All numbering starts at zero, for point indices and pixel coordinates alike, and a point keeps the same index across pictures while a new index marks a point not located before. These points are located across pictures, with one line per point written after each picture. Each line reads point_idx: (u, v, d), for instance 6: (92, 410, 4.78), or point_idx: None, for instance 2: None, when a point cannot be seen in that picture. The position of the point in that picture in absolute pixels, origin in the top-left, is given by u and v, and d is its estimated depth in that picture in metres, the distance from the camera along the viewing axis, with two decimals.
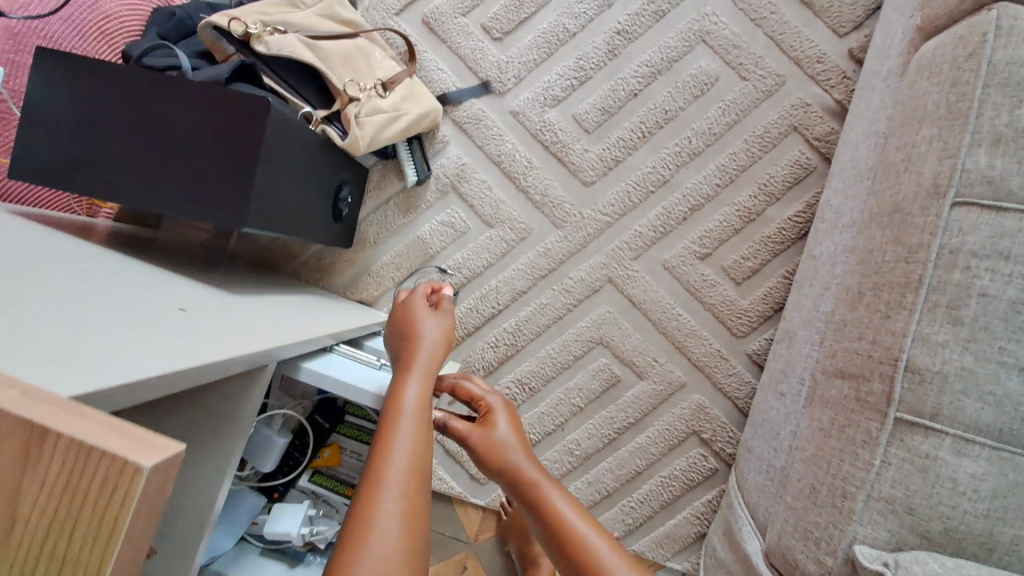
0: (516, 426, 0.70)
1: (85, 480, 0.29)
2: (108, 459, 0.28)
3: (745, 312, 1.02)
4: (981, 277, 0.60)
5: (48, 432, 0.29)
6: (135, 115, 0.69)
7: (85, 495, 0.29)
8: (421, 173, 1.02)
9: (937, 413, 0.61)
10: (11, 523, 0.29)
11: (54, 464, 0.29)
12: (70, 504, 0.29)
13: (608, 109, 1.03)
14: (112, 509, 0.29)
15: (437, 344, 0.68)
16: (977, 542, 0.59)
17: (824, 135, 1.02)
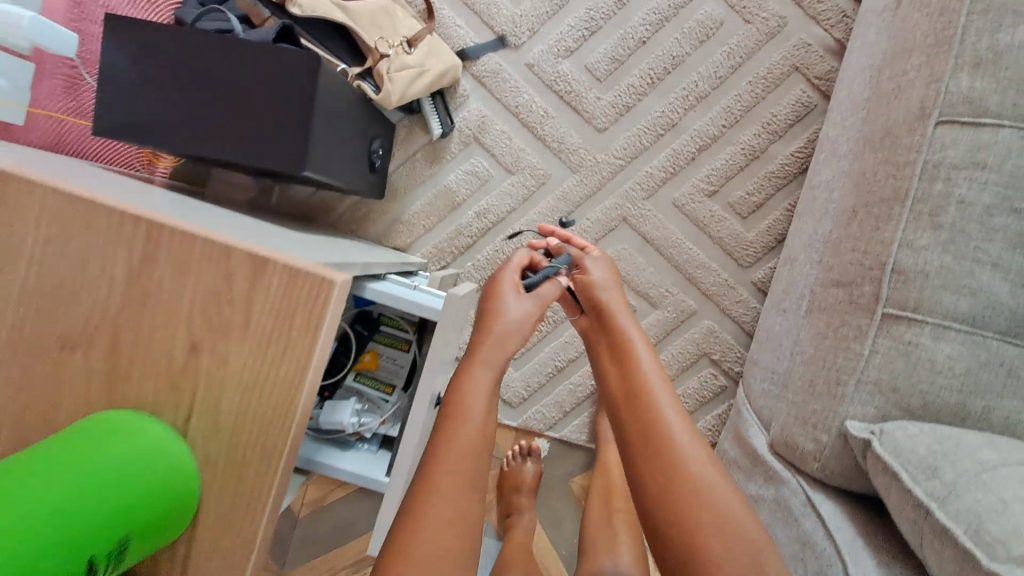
0: (614, 278, 0.80)
1: (292, 306, 0.40)
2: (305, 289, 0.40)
3: (751, 244, 1.11)
4: (960, 186, 0.68)
5: (268, 266, 0.40)
6: (199, 73, 0.73)
7: (294, 313, 0.40)
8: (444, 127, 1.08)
9: (917, 306, 0.70)
10: (244, 326, 0.41)
11: (277, 289, 0.40)
12: (273, 327, 0.40)
13: (618, 58, 1.09)
14: (311, 317, 0.40)
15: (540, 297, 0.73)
16: (951, 412, 0.69)
17: (824, 74, 1.08)
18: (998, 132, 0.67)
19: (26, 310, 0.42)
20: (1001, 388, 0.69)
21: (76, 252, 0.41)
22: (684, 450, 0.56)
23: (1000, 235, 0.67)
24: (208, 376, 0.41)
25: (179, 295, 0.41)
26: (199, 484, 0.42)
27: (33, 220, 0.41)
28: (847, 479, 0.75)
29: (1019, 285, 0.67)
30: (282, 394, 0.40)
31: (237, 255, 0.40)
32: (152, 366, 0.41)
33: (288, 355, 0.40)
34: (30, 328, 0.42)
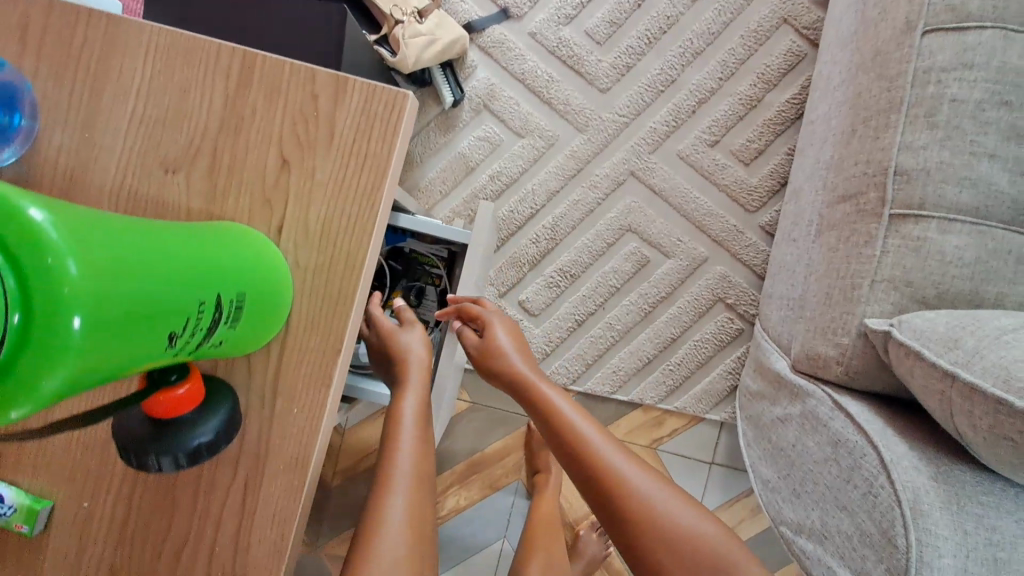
0: (520, 341, 0.78)
1: (371, 117, 0.45)
2: (381, 98, 0.44)
3: (756, 189, 1.15)
4: (950, 86, 0.73)
5: (347, 80, 0.44)
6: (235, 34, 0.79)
7: (374, 124, 0.45)
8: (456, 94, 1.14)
9: (923, 203, 0.73)
10: (330, 141, 0.45)
11: (355, 100, 0.44)
12: (357, 142, 0.45)
13: (616, 22, 1.15)
14: (390, 124, 0.44)
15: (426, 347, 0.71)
16: (966, 300, 0.72)
17: (812, 24, 1.14)
18: (981, 33, 0.72)
19: (137, 140, 0.44)
20: (1012, 275, 0.71)
21: (183, 85, 0.44)
22: (650, 498, 0.64)
23: (993, 128, 0.71)
24: (302, 189, 0.45)
25: (270, 114, 0.45)
26: (291, 280, 0.46)
27: (143, 55, 0.44)
28: (871, 380, 0.77)
29: (1017, 173, 0.71)
30: (363, 198, 0.45)
31: (320, 77, 0.44)
32: (247, 180, 0.45)
33: (368, 164, 0.45)
34: (137, 154, 0.45)
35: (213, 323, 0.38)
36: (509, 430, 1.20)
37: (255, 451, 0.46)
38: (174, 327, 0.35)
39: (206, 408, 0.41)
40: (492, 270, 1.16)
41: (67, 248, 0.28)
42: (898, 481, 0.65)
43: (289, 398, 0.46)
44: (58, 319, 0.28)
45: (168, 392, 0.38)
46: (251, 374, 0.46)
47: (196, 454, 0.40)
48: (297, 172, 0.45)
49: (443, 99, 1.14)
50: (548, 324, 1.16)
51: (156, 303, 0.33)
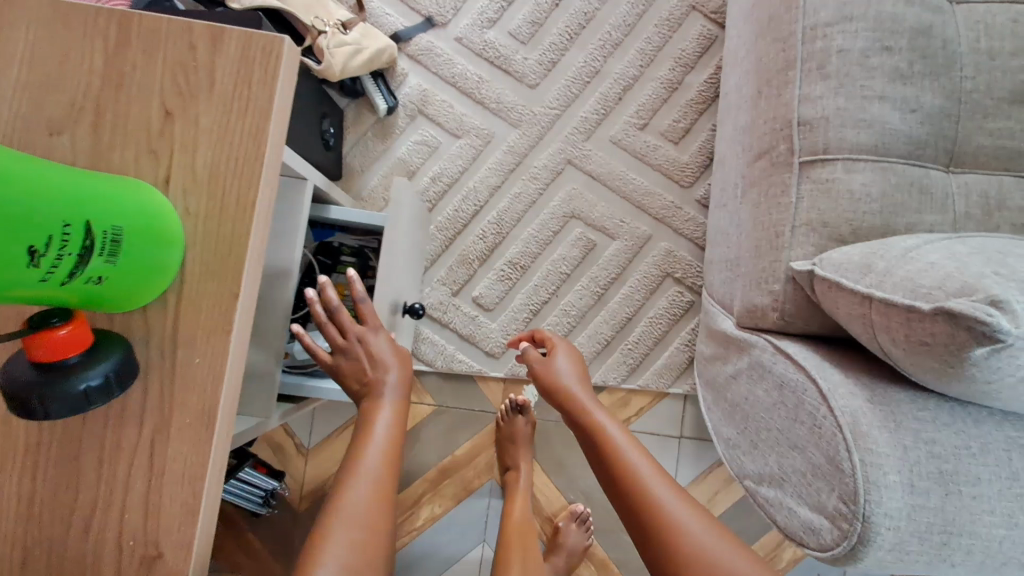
0: (580, 374, 0.91)
1: (250, 63, 0.45)
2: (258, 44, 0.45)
3: (688, 165, 1.19)
4: (836, 39, 0.78)
5: (223, 29, 0.45)
6: None
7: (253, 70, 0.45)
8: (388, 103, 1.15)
9: (827, 147, 0.77)
10: (213, 91, 0.45)
11: (232, 48, 0.45)
12: (239, 89, 0.45)
13: (537, 22, 1.20)
14: (269, 68, 0.45)
15: (396, 357, 0.75)
16: (880, 233, 0.76)
17: (718, 9, 1.21)
18: None
19: (19, 103, 0.44)
20: (917, 205, 0.76)
21: (63, 48, 0.44)
22: (681, 517, 0.72)
23: (879, 72, 0.76)
24: (190, 139, 0.46)
25: (152, 69, 0.45)
26: (183, 226, 0.45)
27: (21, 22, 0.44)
28: (808, 322, 0.79)
29: (906, 110, 0.76)
30: (250, 139, 0.46)
31: (196, 27, 0.45)
32: (131, 131, 0.45)
33: (250, 106, 0.45)
34: (21, 117, 0.44)
35: (85, 251, 0.38)
36: (477, 430, 1.17)
37: (161, 402, 0.46)
38: (37, 246, 0.34)
39: (96, 354, 0.42)
40: (442, 271, 1.17)
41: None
42: (838, 408, 0.66)
43: (190, 352, 0.46)
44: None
45: (47, 334, 0.39)
46: (150, 329, 0.46)
47: (85, 398, 0.41)
48: (184, 124, 0.45)
49: (377, 108, 1.16)
50: (503, 318, 1.17)
51: (13, 216, 0.33)
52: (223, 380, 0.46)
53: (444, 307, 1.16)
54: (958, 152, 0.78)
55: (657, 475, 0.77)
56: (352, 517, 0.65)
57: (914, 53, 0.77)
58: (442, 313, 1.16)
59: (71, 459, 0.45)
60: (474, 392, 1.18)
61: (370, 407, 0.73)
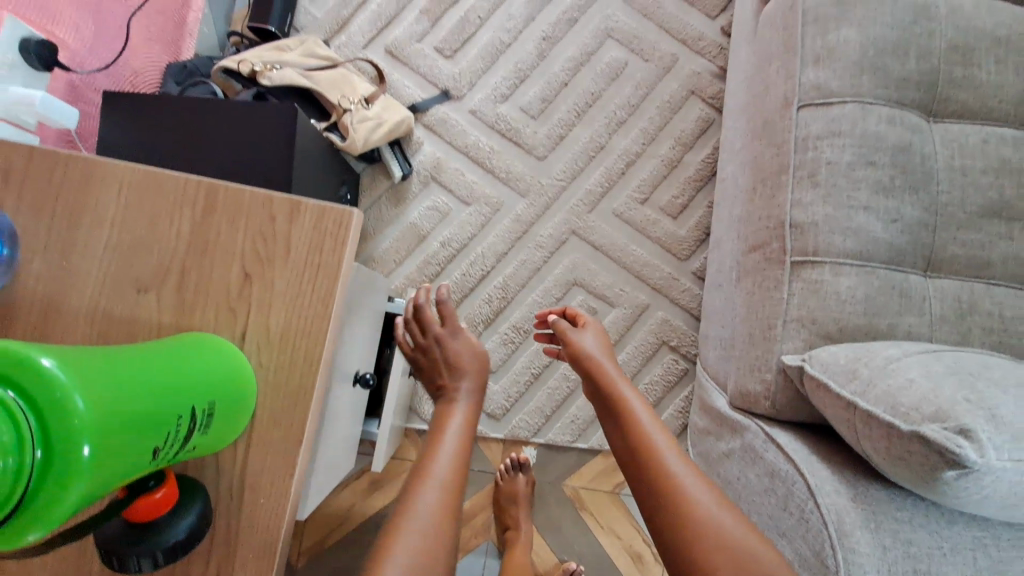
0: (606, 347, 0.89)
1: (321, 239, 0.49)
2: (331, 218, 0.49)
3: (685, 239, 1.26)
4: (825, 151, 0.85)
5: (302, 204, 0.50)
6: (190, 127, 0.83)
7: (325, 245, 0.50)
8: (404, 168, 1.22)
9: (816, 250, 0.84)
10: (283, 259, 0.50)
11: (308, 223, 0.49)
12: (310, 263, 0.49)
13: (547, 99, 1.28)
14: (337, 244, 0.49)
15: (478, 356, 0.77)
16: (863, 333, 0.81)
17: (715, 94, 1.30)
18: (844, 106, 0.86)
19: (112, 265, 0.49)
20: (898, 308, 0.82)
21: (154, 215, 0.49)
22: (692, 487, 0.68)
23: (864, 184, 0.83)
24: (261, 298, 0.50)
25: (229, 234, 0.49)
26: (255, 378, 0.49)
27: (115, 193, 0.49)
28: (797, 411, 0.84)
29: (888, 220, 0.83)
30: (319, 302, 0.50)
31: (277, 200, 0.49)
32: (212, 294, 0.49)
33: (322, 275, 0.49)
34: (111, 279, 0.49)
35: (191, 433, 0.43)
36: (475, 489, 1.19)
37: (227, 533, 0.49)
38: (158, 444, 0.40)
39: (181, 509, 0.45)
40: None
41: (75, 387, 0.34)
42: (824, 505, 0.71)
43: (255, 493, 0.49)
44: (68, 454, 0.33)
45: (145, 497, 0.43)
46: (219, 475, 0.49)
47: (173, 550, 0.44)
48: (252, 288, 0.50)
49: (392, 174, 1.22)
50: (505, 379, 1.21)
51: (143, 423, 0.38)
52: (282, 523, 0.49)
53: None
54: (935, 259, 0.84)
55: (673, 447, 0.73)
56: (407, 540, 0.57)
57: (895, 168, 0.84)
58: None
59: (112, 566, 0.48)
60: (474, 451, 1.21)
61: (443, 407, 0.73)
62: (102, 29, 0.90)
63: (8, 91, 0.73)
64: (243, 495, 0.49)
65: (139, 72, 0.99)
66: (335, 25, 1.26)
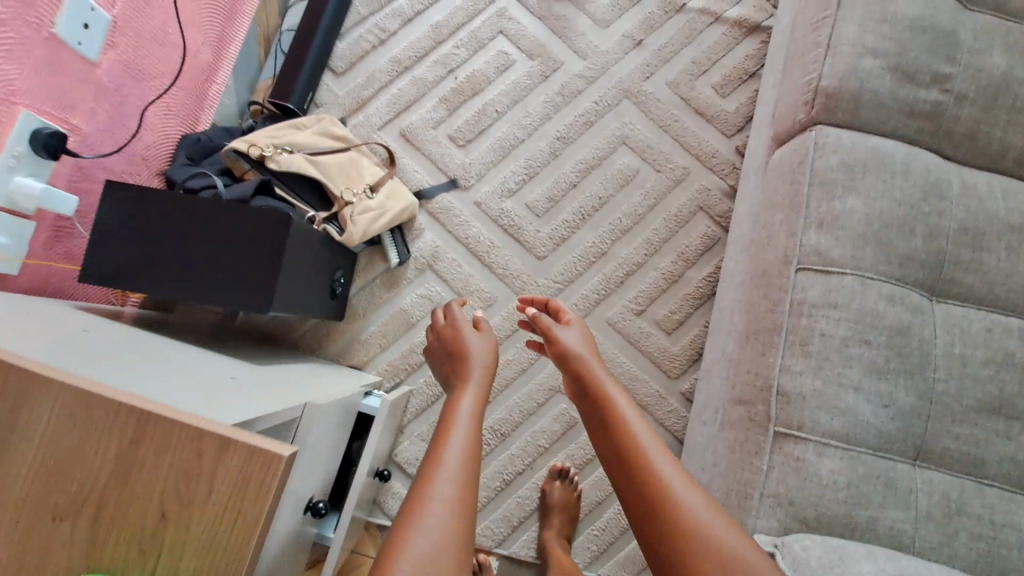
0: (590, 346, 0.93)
1: (248, 479, 0.49)
2: (261, 457, 0.49)
3: (677, 357, 1.23)
4: (819, 321, 0.83)
5: (228, 440, 0.49)
6: (189, 227, 0.85)
7: (253, 486, 0.49)
8: (402, 255, 1.22)
9: (801, 425, 0.80)
10: (206, 496, 0.50)
11: (233, 461, 0.49)
12: (234, 503, 0.50)
13: (553, 198, 1.27)
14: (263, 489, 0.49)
15: (487, 361, 0.92)
16: (842, 522, 0.77)
17: (724, 213, 1.28)
18: (843, 277, 0.83)
19: (41, 486, 0.50)
20: (881, 499, 0.78)
21: (83, 439, 0.50)
22: (682, 488, 0.73)
23: (857, 363, 0.80)
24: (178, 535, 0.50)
25: (152, 466, 0.50)
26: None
27: (53, 413, 0.50)
28: None
29: (878, 404, 0.79)
30: (244, 532, 0.50)
31: (207, 437, 0.50)
32: (129, 529, 0.50)
33: (247, 501, 0.50)
34: (39, 495, 0.51)
35: None
36: None
37: None
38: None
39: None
40: (424, 427, 1.19)
41: None
42: None
43: None
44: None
45: None
46: None
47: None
48: (166, 523, 0.50)
49: (389, 259, 1.21)
50: None
51: None
52: None
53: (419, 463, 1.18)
54: (926, 449, 0.80)
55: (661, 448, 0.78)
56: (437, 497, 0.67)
57: (891, 350, 0.81)
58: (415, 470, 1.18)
59: None
60: None
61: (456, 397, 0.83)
62: (118, 110, 0.91)
63: (12, 182, 0.75)
64: None
65: (150, 147, 1.00)
66: (354, 104, 1.28)
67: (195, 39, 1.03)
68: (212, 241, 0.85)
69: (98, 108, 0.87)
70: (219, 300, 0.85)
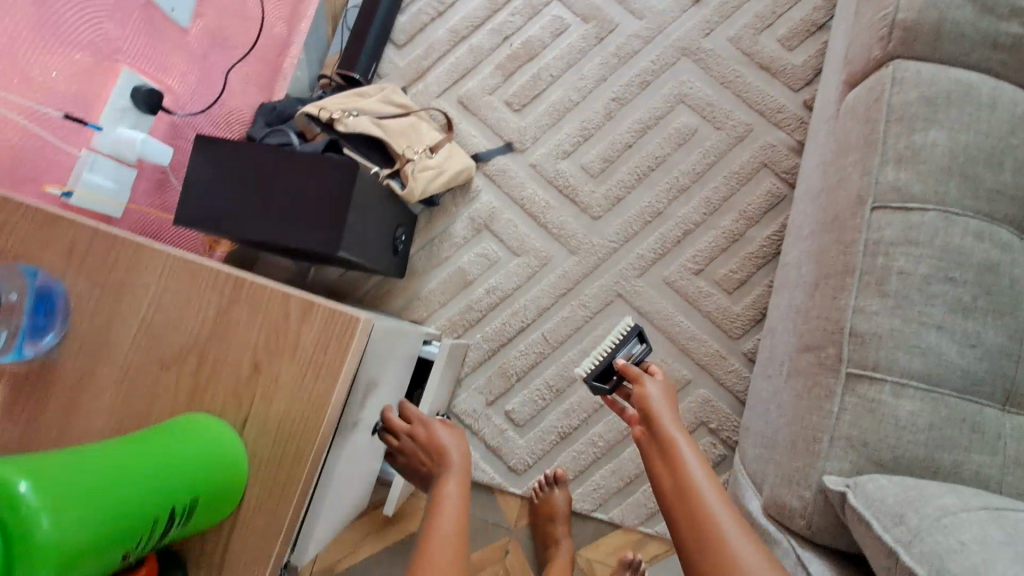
0: (671, 398, 0.83)
1: (316, 356, 0.55)
2: (341, 315, 0.55)
3: (739, 318, 1.20)
4: (898, 259, 0.79)
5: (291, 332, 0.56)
6: (262, 182, 0.92)
7: (330, 346, 0.55)
8: (611, 358, 0.92)
9: (876, 364, 0.77)
10: (263, 368, 0.56)
11: (307, 345, 0.55)
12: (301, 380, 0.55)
13: (609, 158, 1.27)
14: (337, 352, 0.55)
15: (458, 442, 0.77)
16: (922, 465, 0.74)
17: (790, 169, 1.24)
18: (925, 213, 0.80)
19: (140, 347, 0.57)
20: (967, 442, 0.74)
21: (186, 304, 0.57)
22: (721, 515, 0.69)
23: (941, 301, 0.77)
24: (259, 399, 0.55)
25: (218, 328, 0.56)
26: (245, 456, 0.55)
27: (166, 287, 0.57)
28: (834, 537, 0.78)
29: (964, 343, 0.76)
30: (314, 398, 0.55)
31: (294, 300, 0.55)
32: (223, 379, 0.56)
33: (324, 370, 0.55)
34: (140, 360, 0.57)
35: (166, 526, 0.48)
36: (486, 541, 1.18)
37: None
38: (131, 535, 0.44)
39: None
40: (480, 380, 1.22)
41: (45, 507, 0.38)
42: None
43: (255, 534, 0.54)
44: (38, 557, 0.38)
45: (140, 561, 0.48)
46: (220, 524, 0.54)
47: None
48: (246, 379, 0.56)
49: (480, 200, 1.28)
50: (531, 435, 1.20)
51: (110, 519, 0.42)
52: None
53: (475, 413, 1.21)
54: (1017, 392, 0.77)
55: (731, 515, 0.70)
56: (436, 549, 0.64)
57: (979, 287, 0.77)
58: (473, 420, 1.21)
59: None
60: (491, 500, 1.20)
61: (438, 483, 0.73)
62: (206, 74, 1.01)
63: (116, 133, 0.85)
64: (241, 530, 0.55)
65: (233, 111, 1.09)
66: (415, 74, 1.34)
67: (273, 14, 1.15)
68: (282, 190, 0.91)
69: (188, 71, 0.97)
70: (287, 238, 0.92)
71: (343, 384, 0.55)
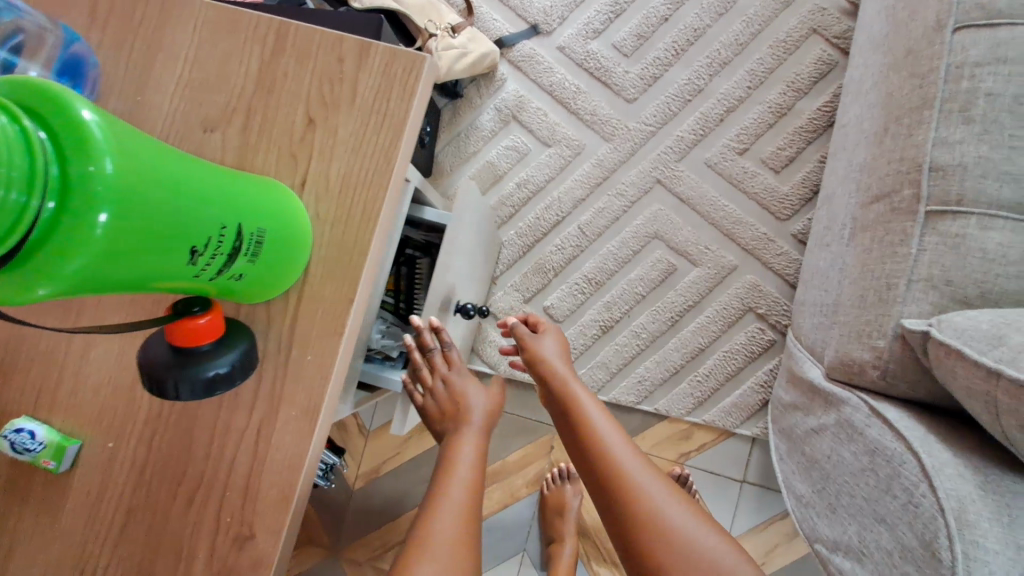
0: (563, 350, 0.79)
1: (381, 107, 0.45)
2: (403, 55, 0.45)
3: (788, 198, 1.13)
4: (985, 80, 0.72)
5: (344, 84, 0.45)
6: None
7: (393, 91, 0.45)
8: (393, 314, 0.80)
9: (961, 199, 0.72)
10: (317, 124, 0.45)
11: (369, 94, 0.45)
12: (360, 138, 0.45)
13: (643, 35, 1.18)
14: (404, 96, 0.45)
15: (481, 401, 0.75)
16: (1013, 299, 0.70)
17: (842, 33, 1.14)
18: (1015, 28, 0.72)
19: (182, 99, 0.46)
20: None
21: (226, 53, 0.46)
22: (635, 470, 0.65)
23: None
24: (309, 167, 0.45)
25: (258, 78, 0.46)
26: (312, 230, 0.45)
27: (201, 30, 0.46)
28: (912, 385, 0.73)
29: None
30: (382, 155, 0.45)
31: (347, 41, 0.45)
32: (276, 135, 0.45)
33: (386, 122, 0.45)
34: (181, 114, 0.46)
35: (224, 262, 0.38)
36: (530, 439, 1.17)
37: (266, 404, 0.45)
38: (195, 243, 0.36)
39: (226, 342, 0.41)
40: (517, 278, 1.17)
41: (107, 149, 0.30)
42: (941, 490, 0.62)
43: (303, 345, 0.45)
44: (84, 207, 0.29)
45: (189, 321, 0.38)
46: (270, 325, 0.45)
47: (208, 387, 0.39)
48: (295, 139, 0.45)
49: (506, 88, 1.20)
50: (572, 330, 1.16)
51: (172, 215, 0.34)
52: (308, 436, 0.44)
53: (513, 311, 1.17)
54: None
55: (639, 458, 0.67)
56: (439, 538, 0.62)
57: None
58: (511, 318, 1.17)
59: (180, 432, 0.45)
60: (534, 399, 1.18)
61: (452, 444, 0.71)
62: None
63: None
64: (290, 349, 0.45)
65: None
66: None
67: None
68: None
69: None
70: None
71: (408, 143, 0.45)
